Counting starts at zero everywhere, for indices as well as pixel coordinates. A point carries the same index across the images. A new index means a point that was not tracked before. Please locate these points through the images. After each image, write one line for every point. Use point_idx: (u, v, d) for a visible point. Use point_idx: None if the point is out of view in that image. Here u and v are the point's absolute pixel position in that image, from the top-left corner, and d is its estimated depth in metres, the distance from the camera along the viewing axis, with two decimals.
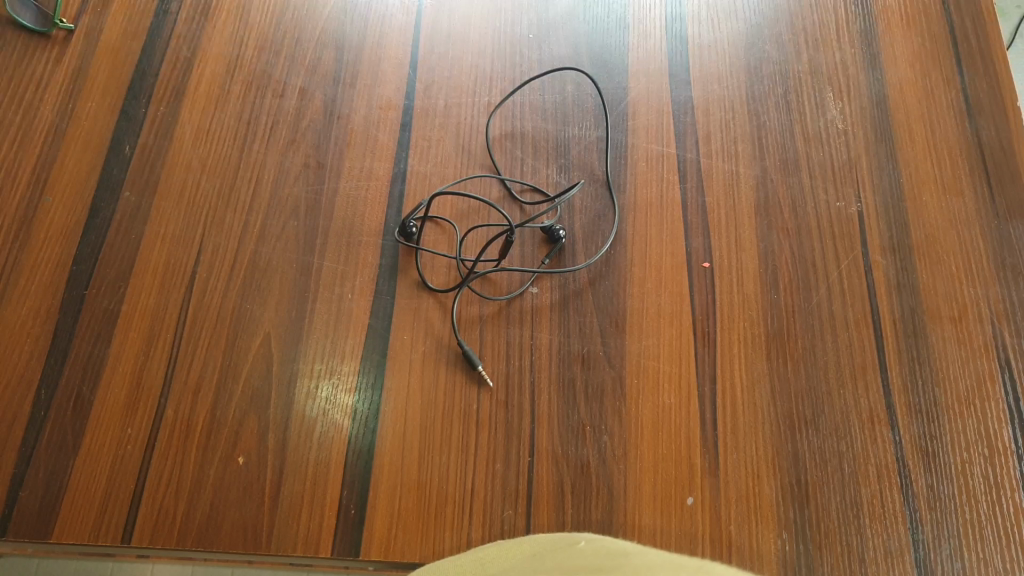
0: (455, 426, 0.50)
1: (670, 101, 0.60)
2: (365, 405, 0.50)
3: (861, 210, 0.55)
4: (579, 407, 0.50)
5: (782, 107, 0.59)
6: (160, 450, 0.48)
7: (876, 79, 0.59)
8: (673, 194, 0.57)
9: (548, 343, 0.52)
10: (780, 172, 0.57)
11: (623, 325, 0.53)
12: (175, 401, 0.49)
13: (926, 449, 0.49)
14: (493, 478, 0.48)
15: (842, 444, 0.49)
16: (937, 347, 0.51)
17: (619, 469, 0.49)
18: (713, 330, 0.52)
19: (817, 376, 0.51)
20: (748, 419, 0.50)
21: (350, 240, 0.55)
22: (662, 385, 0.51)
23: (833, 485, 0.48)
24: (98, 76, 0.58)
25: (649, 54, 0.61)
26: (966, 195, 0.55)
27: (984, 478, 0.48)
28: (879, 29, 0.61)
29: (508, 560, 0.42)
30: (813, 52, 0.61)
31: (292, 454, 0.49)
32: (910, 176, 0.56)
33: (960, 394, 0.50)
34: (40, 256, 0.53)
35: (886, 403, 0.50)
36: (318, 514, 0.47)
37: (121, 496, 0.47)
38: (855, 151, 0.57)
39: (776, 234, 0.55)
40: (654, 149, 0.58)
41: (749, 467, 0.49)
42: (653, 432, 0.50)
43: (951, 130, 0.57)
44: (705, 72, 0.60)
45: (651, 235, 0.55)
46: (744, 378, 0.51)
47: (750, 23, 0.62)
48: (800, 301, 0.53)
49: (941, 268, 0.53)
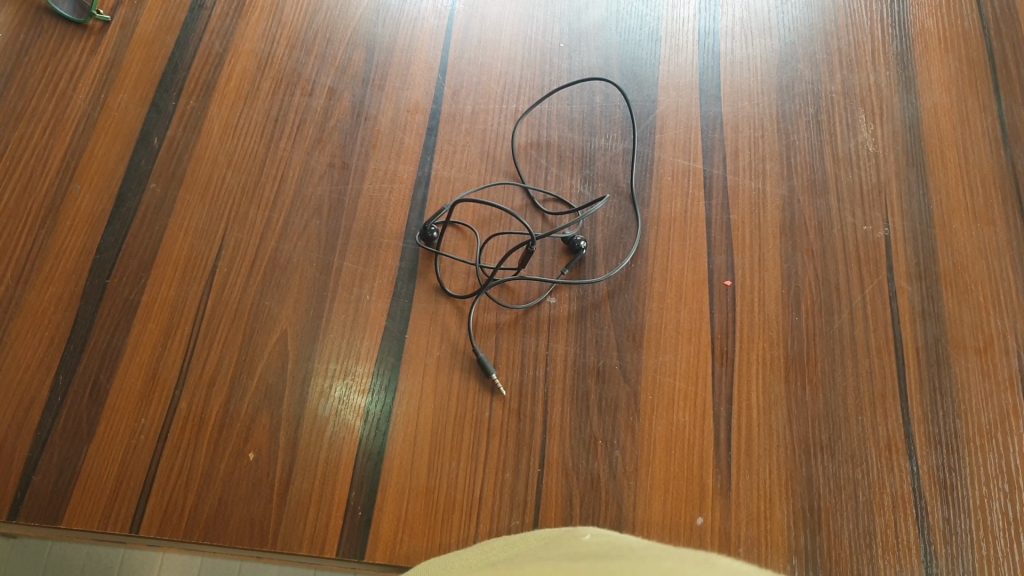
0: (466, 433, 0.50)
1: (699, 116, 0.59)
2: (377, 407, 0.50)
3: (888, 234, 0.54)
4: (591, 420, 0.50)
5: (812, 128, 0.58)
6: (172, 442, 0.48)
7: (910, 103, 0.58)
8: (698, 210, 0.56)
9: (563, 355, 0.52)
10: (808, 192, 0.56)
11: (640, 340, 0.52)
12: (189, 394, 0.50)
13: (943, 481, 0.48)
14: (502, 487, 0.48)
15: (858, 471, 0.48)
16: (961, 378, 0.50)
17: (629, 485, 0.48)
18: (731, 349, 0.52)
19: (835, 401, 0.50)
20: (763, 441, 0.49)
21: (371, 241, 0.55)
22: (677, 403, 0.50)
23: (847, 512, 0.47)
24: (131, 67, 0.59)
25: (679, 68, 0.61)
26: (998, 225, 0.54)
27: (1003, 514, 0.46)
28: (916, 52, 0.60)
29: (510, 554, 0.42)
30: (846, 73, 0.60)
31: (303, 453, 0.49)
32: (940, 203, 0.55)
33: (982, 427, 0.49)
34: (66, 243, 0.53)
35: (905, 432, 0.49)
36: (326, 513, 0.47)
37: (132, 485, 0.47)
38: (885, 174, 0.56)
39: (801, 254, 0.54)
40: (681, 164, 0.58)
41: (761, 490, 0.48)
42: (665, 450, 0.49)
43: (985, 158, 0.56)
44: (736, 89, 0.60)
45: (673, 251, 0.55)
46: (762, 399, 0.50)
47: (783, 41, 0.61)
48: (821, 324, 0.52)
49: (968, 297, 0.52)
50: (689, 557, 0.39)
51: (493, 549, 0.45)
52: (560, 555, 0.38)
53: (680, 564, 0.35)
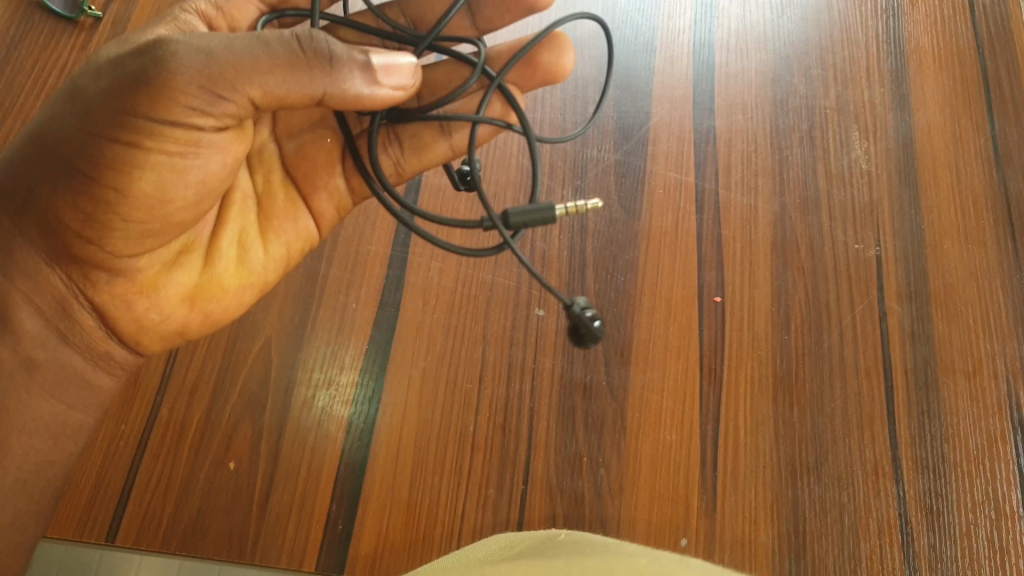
0: (450, 447, 0.49)
1: (693, 129, 0.58)
2: (361, 419, 0.50)
3: (879, 254, 0.54)
4: (578, 438, 0.50)
5: (806, 143, 0.58)
6: (152, 449, 0.49)
7: (903, 121, 0.58)
8: (689, 225, 0.55)
9: (550, 369, 0.51)
10: (800, 210, 0.56)
11: (628, 355, 0.52)
12: (171, 400, 0.50)
13: (930, 506, 0.48)
14: (484, 504, 0.48)
15: (844, 494, 0.48)
16: (949, 402, 0.50)
17: (614, 504, 0.48)
18: (720, 367, 0.51)
19: (822, 422, 0.50)
20: (749, 462, 0.49)
21: (358, 250, 0.54)
22: (664, 420, 0.50)
23: (832, 536, 0.47)
24: None
25: (673, 79, 0.60)
26: (988, 246, 0.54)
27: (988, 541, 0.47)
28: (910, 70, 0.60)
29: (487, 550, 0.44)
30: (841, 88, 0.59)
31: (284, 464, 0.49)
32: (932, 223, 0.55)
33: (969, 452, 0.49)
34: None
35: (892, 456, 0.49)
36: (306, 525, 0.47)
37: (110, 492, 0.48)
38: (877, 193, 0.56)
39: (792, 272, 0.54)
40: (673, 177, 0.57)
41: (747, 512, 0.48)
42: (651, 469, 0.49)
43: (978, 179, 0.56)
44: (730, 101, 0.59)
45: (663, 266, 0.54)
46: (749, 419, 0.50)
47: (779, 54, 0.61)
48: (810, 344, 0.52)
49: (957, 320, 0.52)
50: (661, 557, 0.39)
51: (466, 553, 0.45)
52: (537, 552, 0.40)
53: (654, 562, 0.37)
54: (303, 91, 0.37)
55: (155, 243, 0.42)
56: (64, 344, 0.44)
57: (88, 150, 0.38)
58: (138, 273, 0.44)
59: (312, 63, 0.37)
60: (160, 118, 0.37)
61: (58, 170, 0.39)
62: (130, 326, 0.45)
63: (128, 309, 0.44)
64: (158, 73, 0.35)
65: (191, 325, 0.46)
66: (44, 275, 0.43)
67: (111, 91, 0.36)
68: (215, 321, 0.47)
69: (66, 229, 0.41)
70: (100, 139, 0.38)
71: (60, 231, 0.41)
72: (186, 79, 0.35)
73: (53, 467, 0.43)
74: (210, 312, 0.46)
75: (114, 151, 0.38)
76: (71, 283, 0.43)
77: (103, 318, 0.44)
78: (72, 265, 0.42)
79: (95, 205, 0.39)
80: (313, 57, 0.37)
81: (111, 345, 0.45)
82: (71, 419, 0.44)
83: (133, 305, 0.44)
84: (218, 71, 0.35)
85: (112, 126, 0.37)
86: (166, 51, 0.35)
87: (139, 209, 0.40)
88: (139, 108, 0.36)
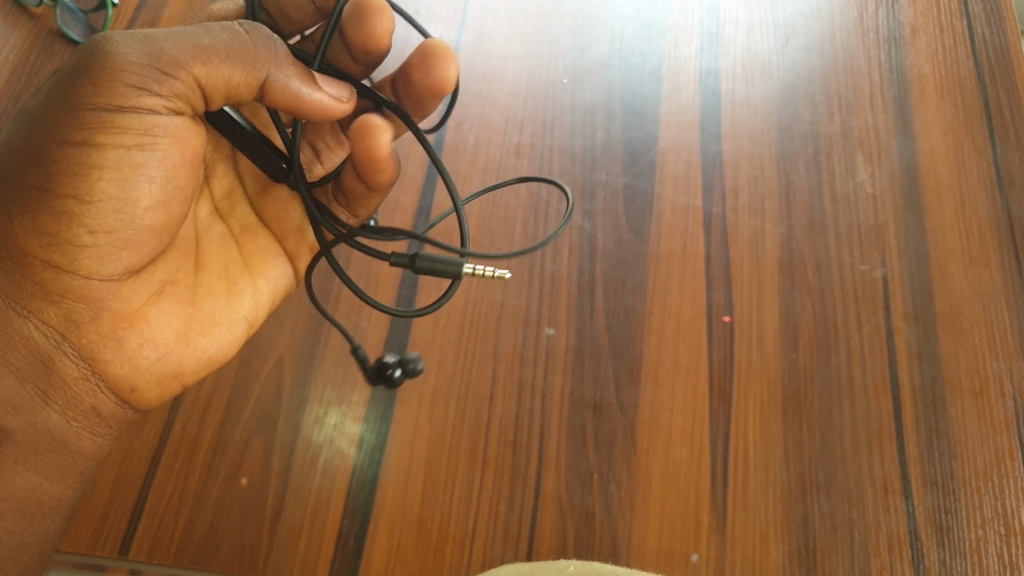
0: (460, 463, 0.50)
1: (699, 154, 0.60)
2: (372, 435, 0.50)
3: (885, 274, 0.55)
4: (588, 455, 0.50)
5: (811, 167, 0.59)
6: (164, 465, 0.49)
7: (906, 146, 0.59)
8: (697, 246, 0.56)
9: (560, 387, 0.52)
10: (806, 232, 0.56)
11: (638, 374, 0.52)
12: (184, 418, 0.50)
13: (941, 524, 0.48)
14: (495, 519, 0.48)
15: (854, 511, 0.48)
16: (958, 420, 0.50)
17: (625, 521, 0.48)
18: (729, 386, 0.52)
19: (831, 440, 0.50)
20: (760, 479, 0.49)
21: (370, 270, 0.55)
22: (674, 438, 0.50)
23: (843, 553, 0.47)
24: None
25: (681, 107, 0.62)
26: (993, 267, 0.55)
27: (999, 559, 0.47)
28: (912, 97, 0.61)
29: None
30: (845, 115, 0.60)
31: (295, 480, 0.49)
32: (937, 245, 0.56)
33: (978, 469, 0.49)
34: None
35: (901, 473, 0.49)
36: (318, 539, 0.48)
37: (124, 507, 0.48)
38: (882, 216, 0.57)
39: (799, 293, 0.54)
40: (681, 201, 0.58)
41: (758, 528, 0.48)
42: (661, 486, 0.49)
43: (981, 203, 0.57)
44: (736, 127, 0.60)
45: (672, 286, 0.55)
46: (758, 437, 0.50)
47: (784, 81, 0.62)
48: (819, 363, 0.52)
49: (964, 339, 0.53)
50: None
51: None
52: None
53: None
54: (249, 70, 0.38)
55: (133, 260, 0.41)
56: (45, 404, 0.42)
57: (37, 157, 0.37)
58: (126, 306, 0.42)
59: (256, 46, 0.39)
60: (113, 103, 0.36)
61: (6, 194, 0.37)
62: (124, 368, 0.43)
63: (120, 346, 0.43)
64: (99, 58, 0.35)
65: (187, 366, 0.45)
66: (14, 325, 0.40)
67: (54, 95, 0.36)
68: (211, 358, 0.46)
69: (34, 261, 0.39)
70: (49, 141, 0.36)
71: (28, 265, 0.39)
72: (131, 56, 0.35)
73: (31, 548, 0.42)
74: (204, 350, 0.46)
75: (67, 149, 0.36)
76: (51, 331, 0.41)
77: (93, 365, 0.43)
78: (49, 308, 0.40)
79: (57, 222, 0.38)
80: (256, 40, 0.39)
81: (100, 399, 0.43)
82: (49, 492, 0.42)
83: (125, 342, 0.43)
84: (162, 50, 0.36)
85: (62, 125, 0.36)
86: (105, 40, 0.36)
87: (104, 215, 0.38)
88: (84, 95, 0.35)
